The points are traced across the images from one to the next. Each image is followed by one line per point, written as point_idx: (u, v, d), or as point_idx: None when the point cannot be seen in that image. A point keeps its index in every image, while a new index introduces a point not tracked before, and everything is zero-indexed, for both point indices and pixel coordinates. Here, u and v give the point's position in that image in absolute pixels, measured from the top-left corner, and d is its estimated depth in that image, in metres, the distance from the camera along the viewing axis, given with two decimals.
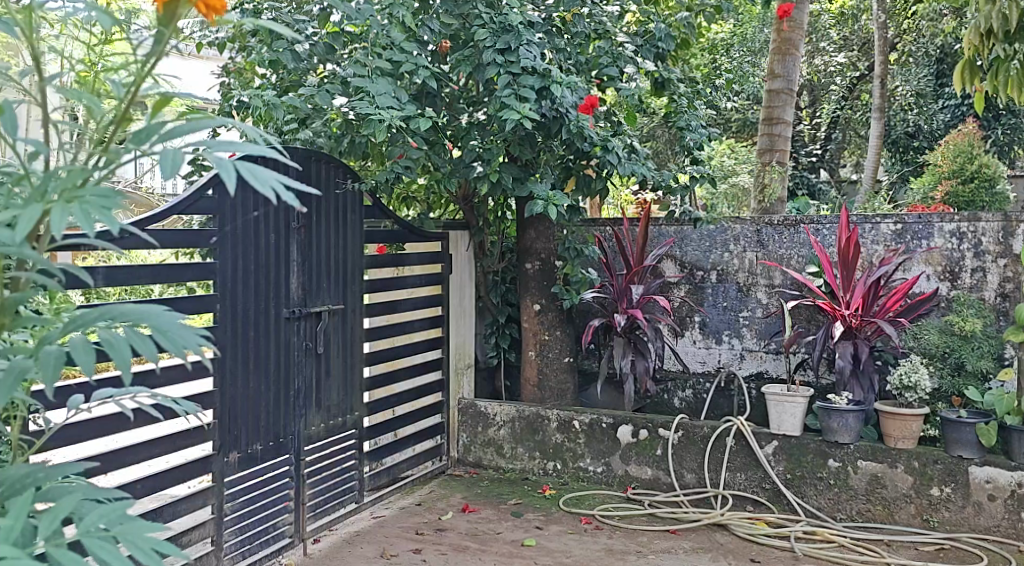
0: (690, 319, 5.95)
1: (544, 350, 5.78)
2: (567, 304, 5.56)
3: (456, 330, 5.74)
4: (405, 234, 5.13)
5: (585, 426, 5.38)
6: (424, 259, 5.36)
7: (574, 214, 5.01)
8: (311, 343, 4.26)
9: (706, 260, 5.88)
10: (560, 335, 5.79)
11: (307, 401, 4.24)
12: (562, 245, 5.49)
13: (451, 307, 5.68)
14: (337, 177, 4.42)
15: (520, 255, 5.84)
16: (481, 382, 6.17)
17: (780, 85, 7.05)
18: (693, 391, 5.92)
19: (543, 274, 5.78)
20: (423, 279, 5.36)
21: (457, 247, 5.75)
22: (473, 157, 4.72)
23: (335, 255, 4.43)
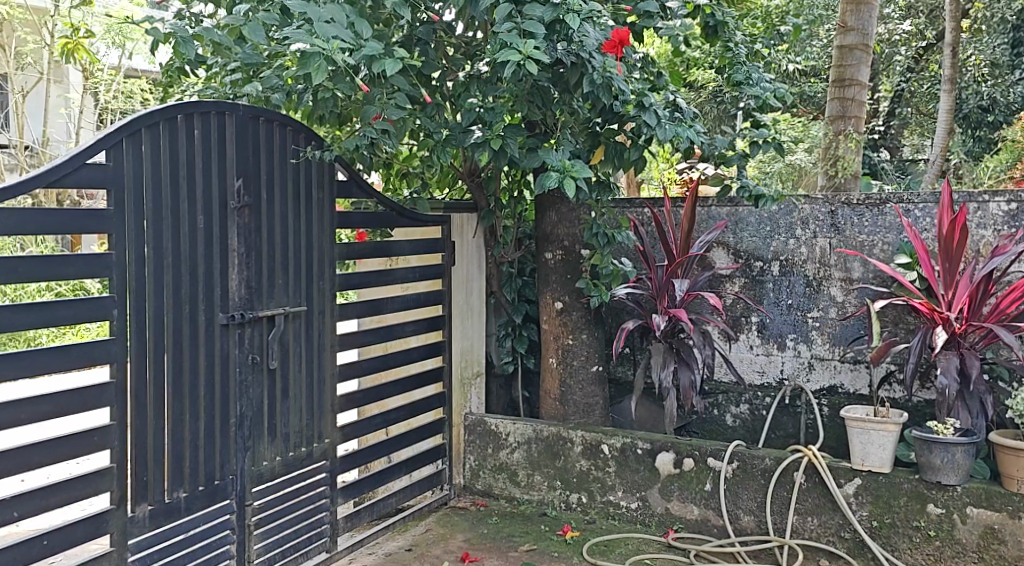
0: (745, 320, 4.92)
1: (568, 356, 4.80)
2: (594, 303, 4.55)
3: (461, 331, 4.80)
4: (393, 217, 4.18)
5: (615, 451, 4.39)
6: (420, 247, 4.41)
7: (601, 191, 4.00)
8: (260, 356, 3.31)
9: (766, 248, 4.86)
10: (587, 338, 4.80)
11: (255, 430, 3.30)
12: (588, 231, 4.47)
13: (455, 305, 4.73)
14: (295, 143, 3.47)
15: (539, 242, 4.86)
16: (496, 393, 5.22)
17: (854, 40, 5.90)
18: (750, 407, 4.91)
19: (566, 263, 4.77)
20: (419, 272, 4.41)
21: (462, 232, 4.79)
22: (471, 119, 3.75)
23: (294, 243, 3.48)
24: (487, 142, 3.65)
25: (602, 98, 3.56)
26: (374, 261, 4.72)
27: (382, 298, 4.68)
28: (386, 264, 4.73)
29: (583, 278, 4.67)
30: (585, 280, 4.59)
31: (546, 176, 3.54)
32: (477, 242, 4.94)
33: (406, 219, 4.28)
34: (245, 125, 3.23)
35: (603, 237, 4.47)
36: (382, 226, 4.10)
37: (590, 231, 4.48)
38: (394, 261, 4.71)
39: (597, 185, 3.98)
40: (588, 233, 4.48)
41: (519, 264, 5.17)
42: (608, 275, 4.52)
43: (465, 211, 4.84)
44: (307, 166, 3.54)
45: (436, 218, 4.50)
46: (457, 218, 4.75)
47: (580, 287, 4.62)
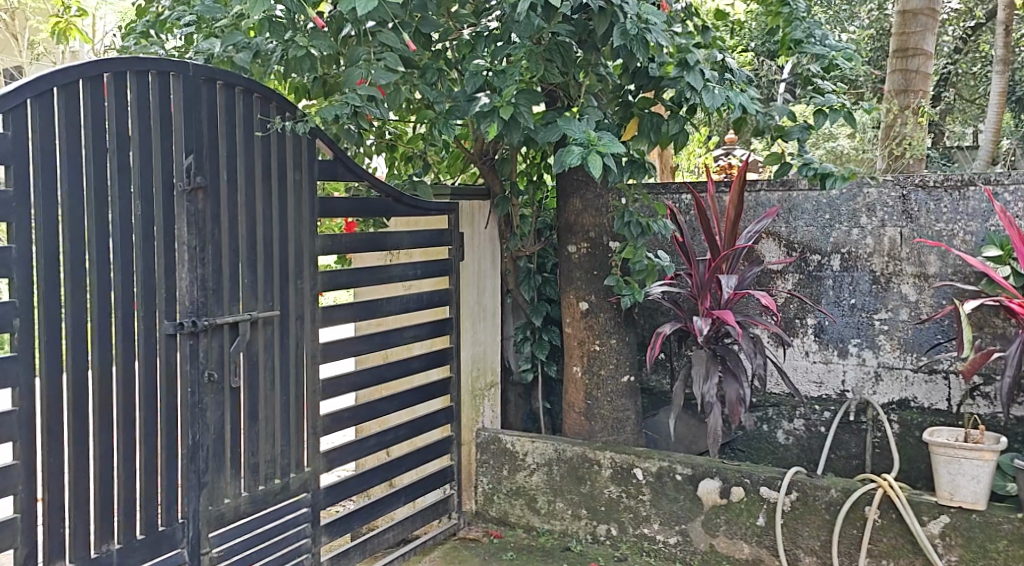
0: (800, 322, 4.27)
1: (594, 365, 4.16)
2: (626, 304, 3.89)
3: (472, 335, 4.19)
4: (390, 203, 3.57)
5: (651, 477, 3.76)
6: (424, 239, 3.80)
7: (635, 171, 3.35)
8: (219, 372, 2.73)
9: (825, 240, 4.20)
10: (617, 343, 4.17)
11: (213, 461, 2.72)
12: (620, 219, 3.85)
13: (465, 306, 4.12)
14: (263, 113, 2.88)
15: (561, 233, 4.23)
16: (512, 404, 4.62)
17: (919, 4, 5.25)
18: (805, 422, 4.26)
19: (593, 255, 4.14)
20: (423, 268, 3.80)
21: (472, 222, 4.18)
22: (478, 84, 3.13)
23: (263, 234, 2.89)
24: (496, 112, 3.02)
25: (635, 56, 2.95)
26: (373, 256, 4.13)
27: (382, 298, 4.08)
28: (387, 260, 4.13)
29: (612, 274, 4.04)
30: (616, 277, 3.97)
31: (567, 152, 2.91)
32: (490, 233, 4.32)
33: (405, 206, 3.67)
34: (197, 89, 2.64)
35: (637, 226, 3.85)
36: (375, 215, 3.49)
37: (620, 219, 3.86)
38: (396, 256, 4.11)
39: (630, 163, 3.34)
40: (619, 221, 3.87)
41: (539, 259, 4.56)
42: (642, 270, 3.89)
43: (476, 198, 4.24)
44: (281, 141, 2.95)
45: (442, 206, 3.89)
46: (467, 206, 4.14)
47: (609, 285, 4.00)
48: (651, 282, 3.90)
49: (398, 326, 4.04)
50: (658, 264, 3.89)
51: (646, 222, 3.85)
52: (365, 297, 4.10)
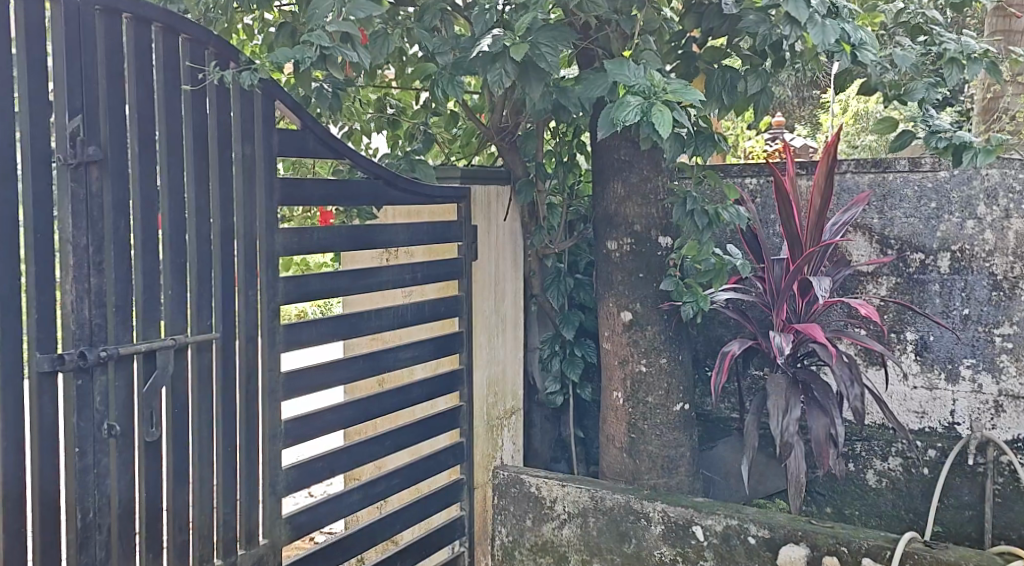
0: (897, 337, 3.42)
1: (640, 390, 3.34)
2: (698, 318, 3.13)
3: (488, 352, 3.39)
4: (381, 188, 2.77)
5: (715, 538, 2.94)
6: (427, 233, 3.00)
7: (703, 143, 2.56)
8: (128, 421, 1.97)
9: (930, 234, 3.34)
10: (668, 364, 3.35)
11: (119, 547, 1.96)
12: (687, 205, 3.03)
13: (478, 317, 3.32)
14: (194, 62, 2.11)
15: (599, 226, 3.42)
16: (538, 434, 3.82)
17: None
18: (902, 462, 3.42)
19: (641, 253, 3.32)
20: (426, 270, 2.99)
21: (488, 213, 3.37)
22: (488, 25, 2.36)
23: (194, 228, 2.12)
24: (507, 54, 2.27)
25: None
26: (368, 257, 3.33)
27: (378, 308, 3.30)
28: (384, 260, 3.33)
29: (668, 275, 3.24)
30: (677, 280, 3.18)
31: (619, 106, 2.12)
32: (511, 227, 3.51)
33: (404, 192, 2.88)
34: (91, 22, 1.87)
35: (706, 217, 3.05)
36: (361, 202, 2.69)
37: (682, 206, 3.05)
38: (395, 255, 3.32)
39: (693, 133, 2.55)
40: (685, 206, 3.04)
41: (570, 257, 3.74)
42: (709, 272, 3.13)
43: (494, 182, 3.41)
44: (220, 101, 2.18)
45: (450, 193, 3.10)
46: (482, 193, 3.34)
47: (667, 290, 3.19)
48: (719, 286, 3.16)
49: (397, 342, 3.24)
50: (727, 262, 3.15)
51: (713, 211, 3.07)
52: (358, 307, 3.31)
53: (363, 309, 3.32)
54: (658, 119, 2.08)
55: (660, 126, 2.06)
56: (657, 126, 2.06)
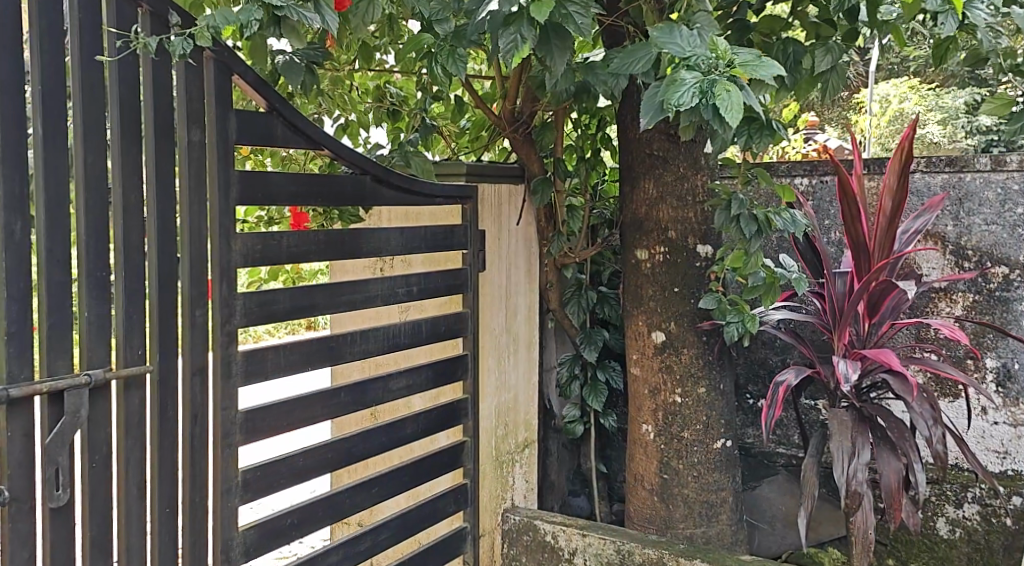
0: (976, 365, 2.92)
1: (674, 424, 2.86)
2: (742, 342, 2.66)
3: (497, 377, 2.93)
4: (369, 185, 2.32)
5: None
6: (427, 238, 2.54)
7: (758, 136, 2.06)
8: (23, 480, 1.54)
9: (1018, 245, 2.84)
10: (707, 394, 2.87)
11: None
12: (733, 211, 2.52)
13: (486, 338, 2.86)
14: (119, 24, 1.65)
15: (628, 232, 2.96)
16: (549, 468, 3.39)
17: None
18: (981, 512, 2.92)
19: (676, 264, 2.85)
20: (425, 282, 2.53)
21: (499, 216, 2.91)
22: None
23: (121, 233, 1.68)
24: (524, 14, 1.81)
25: None
26: (360, 267, 2.88)
27: (371, 326, 2.84)
28: (378, 271, 2.88)
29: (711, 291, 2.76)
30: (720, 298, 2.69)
31: (670, 84, 1.71)
32: (525, 232, 3.05)
33: (397, 191, 2.42)
34: None
35: (755, 224, 2.52)
36: (344, 202, 2.24)
37: (726, 211, 2.54)
38: (391, 265, 2.86)
39: (744, 121, 2.06)
40: (731, 212, 2.52)
41: (593, 268, 3.28)
42: (756, 287, 2.60)
43: (507, 180, 2.94)
44: (157, 75, 1.72)
45: (453, 192, 2.64)
46: (492, 193, 2.87)
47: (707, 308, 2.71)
48: (767, 305, 2.62)
49: (392, 366, 2.79)
50: (779, 276, 2.60)
51: (764, 215, 2.53)
52: (348, 324, 2.86)
53: (354, 326, 2.86)
54: (723, 102, 1.67)
55: (727, 112, 1.65)
56: (723, 110, 1.65)
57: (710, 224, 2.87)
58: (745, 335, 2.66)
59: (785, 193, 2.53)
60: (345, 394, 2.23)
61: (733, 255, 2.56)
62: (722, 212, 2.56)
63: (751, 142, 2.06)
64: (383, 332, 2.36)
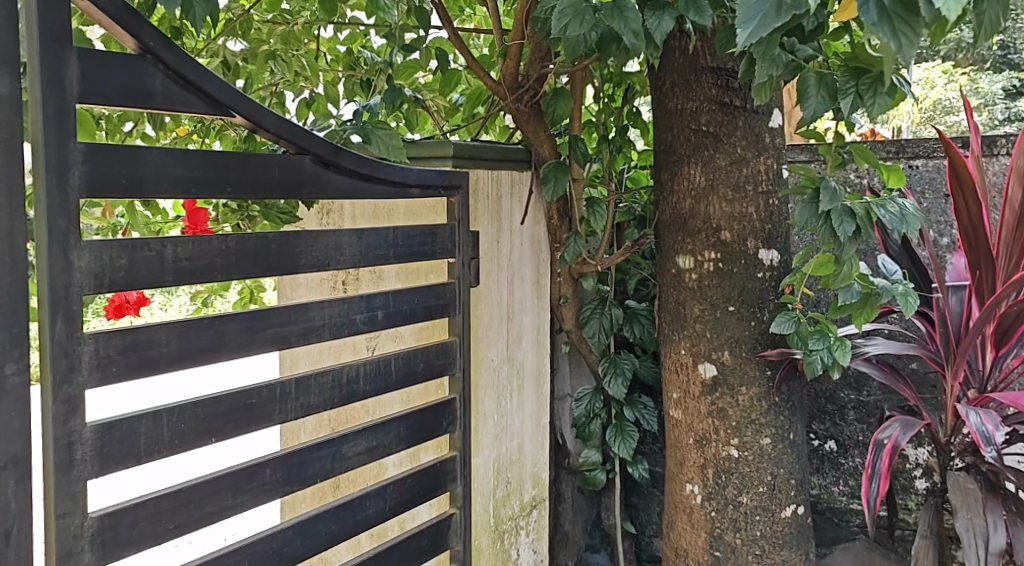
0: None
1: (730, 486, 2.17)
2: (831, 374, 1.97)
3: (496, 422, 2.26)
4: (309, 170, 1.63)
5: None
6: (399, 243, 1.85)
7: (873, 97, 1.54)
8: None
9: None
10: (775, 446, 2.17)
11: None
12: (823, 206, 1.67)
13: (481, 374, 2.18)
14: None
15: (667, 234, 2.27)
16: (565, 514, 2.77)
17: None
18: None
19: (732, 275, 2.16)
20: (396, 303, 1.84)
21: (497, 213, 2.23)
22: None
23: None
24: None
25: None
26: (314, 285, 2.18)
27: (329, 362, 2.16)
28: (340, 291, 2.19)
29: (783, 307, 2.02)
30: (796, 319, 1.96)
31: None
32: (531, 234, 2.37)
33: (353, 179, 1.73)
34: None
35: (853, 222, 1.68)
36: (270, 193, 1.56)
37: (811, 203, 1.70)
38: (356, 281, 2.18)
39: (856, 74, 1.56)
40: (819, 206, 1.68)
41: (620, 277, 2.58)
42: (847, 304, 1.83)
43: (508, 165, 2.25)
44: None
45: (435, 180, 1.95)
46: (487, 183, 2.19)
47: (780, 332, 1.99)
48: (861, 327, 1.86)
49: (358, 414, 2.13)
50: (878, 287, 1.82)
51: (863, 208, 1.70)
52: (300, 360, 2.18)
53: (308, 363, 2.17)
54: None
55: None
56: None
57: (776, 222, 2.18)
58: (834, 367, 1.96)
59: (891, 178, 1.84)
60: (271, 471, 1.55)
61: (818, 259, 1.77)
62: (804, 205, 1.71)
63: (862, 103, 1.55)
64: (332, 377, 1.68)
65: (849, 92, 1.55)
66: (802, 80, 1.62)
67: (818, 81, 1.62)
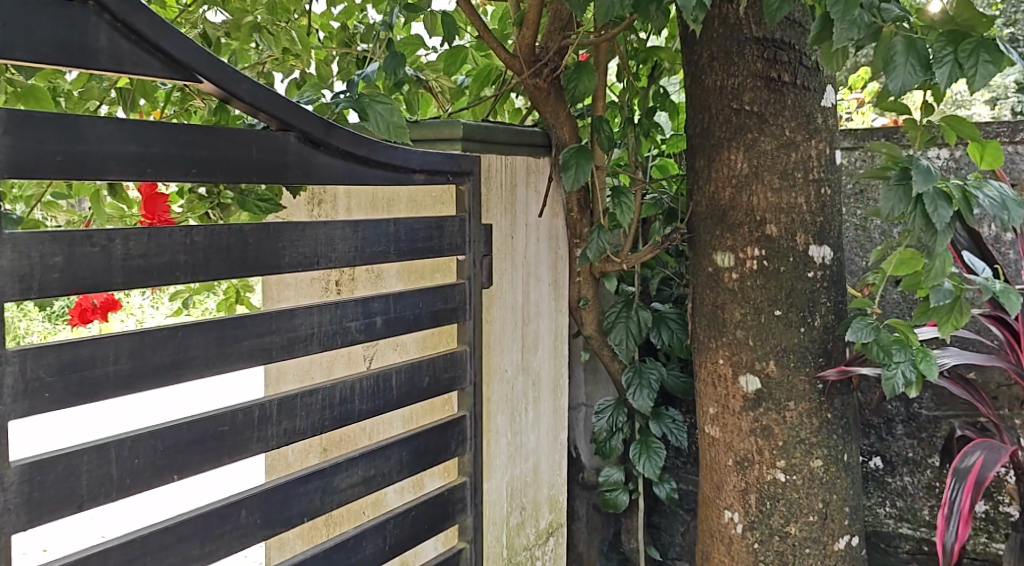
0: None
1: (776, 514, 1.92)
2: (912, 393, 1.75)
3: (510, 441, 1.99)
4: (293, 150, 1.37)
5: None
6: (401, 237, 1.59)
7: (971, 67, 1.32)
8: None
9: None
10: (827, 469, 1.91)
11: None
12: (916, 189, 1.56)
13: (493, 387, 1.92)
14: None
15: (704, 228, 2.01)
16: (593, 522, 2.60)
17: None
18: None
19: (778, 274, 1.90)
20: (398, 307, 1.58)
21: (512, 204, 1.97)
22: None
23: None
24: None
25: None
26: (303, 288, 1.92)
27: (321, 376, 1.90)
28: (333, 295, 1.93)
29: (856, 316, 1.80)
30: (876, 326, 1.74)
31: None
32: (547, 229, 2.12)
33: (347, 162, 1.47)
34: None
35: (948, 207, 1.57)
36: (246, 178, 1.30)
37: (900, 186, 1.60)
38: (350, 284, 1.92)
39: (949, 41, 1.34)
40: (910, 190, 1.57)
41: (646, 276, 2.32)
42: (935, 306, 1.71)
43: (523, 150, 2.00)
44: None
45: (442, 165, 1.69)
46: (500, 170, 1.93)
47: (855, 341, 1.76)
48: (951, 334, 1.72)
49: (354, 438, 1.88)
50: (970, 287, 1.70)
51: (957, 192, 1.59)
52: (286, 376, 1.91)
53: (296, 379, 1.91)
54: None
55: None
56: None
57: (828, 215, 1.92)
58: (915, 384, 1.74)
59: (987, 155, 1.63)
60: (247, 511, 1.29)
61: (903, 255, 1.71)
62: (892, 189, 1.61)
63: (962, 73, 1.32)
64: (323, 395, 1.42)
65: (945, 60, 1.33)
66: (887, 45, 1.38)
67: (907, 47, 1.37)
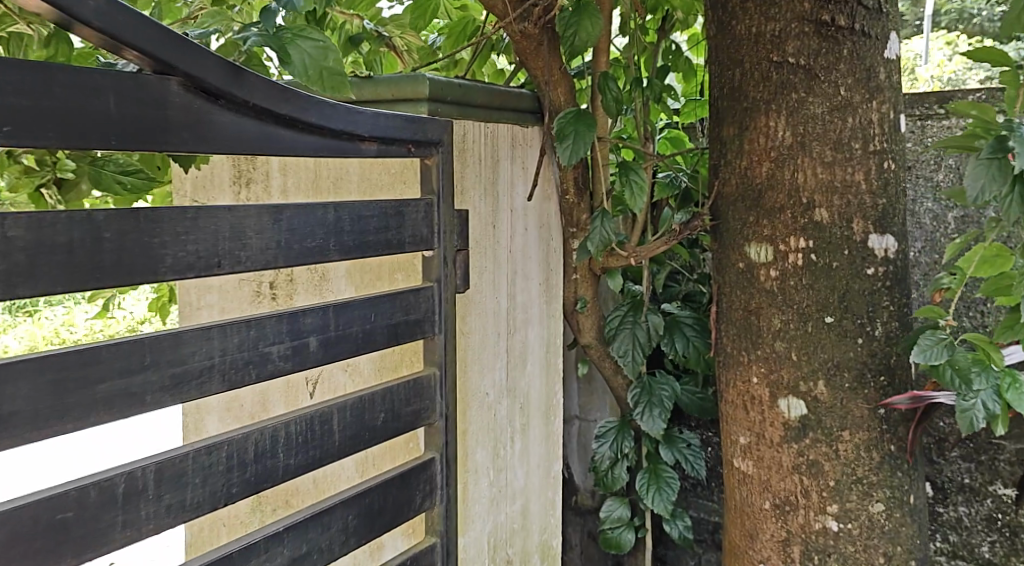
0: None
1: None
2: (995, 431, 1.34)
3: (492, 481, 1.59)
4: (179, 105, 0.96)
5: None
6: (345, 227, 1.18)
7: None
8: None
9: None
10: (892, 515, 1.52)
11: None
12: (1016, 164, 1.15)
13: (471, 415, 1.52)
14: None
15: (734, 213, 1.61)
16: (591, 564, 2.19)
17: None
18: None
19: (829, 271, 1.51)
20: (340, 321, 1.17)
21: (493, 183, 1.56)
22: None
23: None
24: None
25: None
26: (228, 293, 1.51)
27: (253, 414, 1.49)
28: (265, 302, 1.50)
29: (924, 327, 1.39)
30: (949, 344, 1.32)
31: None
32: (538, 216, 1.71)
33: (265, 123, 1.06)
34: None
35: None
36: (101, 141, 0.89)
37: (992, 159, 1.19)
38: (288, 288, 1.49)
39: None
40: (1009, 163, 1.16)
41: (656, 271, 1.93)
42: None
43: (506, 116, 1.59)
44: None
45: (400, 131, 1.28)
46: (478, 140, 1.52)
47: (922, 363, 1.34)
48: None
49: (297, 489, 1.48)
50: None
51: None
52: (208, 409, 1.51)
53: (221, 410, 1.51)
54: None
55: None
56: None
57: (892, 196, 1.52)
58: (999, 420, 1.33)
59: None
60: None
61: (984, 253, 1.33)
62: (981, 164, 1.21)
63: None
64: (227, 451, 1.00)
65: None
66: None
67: None
